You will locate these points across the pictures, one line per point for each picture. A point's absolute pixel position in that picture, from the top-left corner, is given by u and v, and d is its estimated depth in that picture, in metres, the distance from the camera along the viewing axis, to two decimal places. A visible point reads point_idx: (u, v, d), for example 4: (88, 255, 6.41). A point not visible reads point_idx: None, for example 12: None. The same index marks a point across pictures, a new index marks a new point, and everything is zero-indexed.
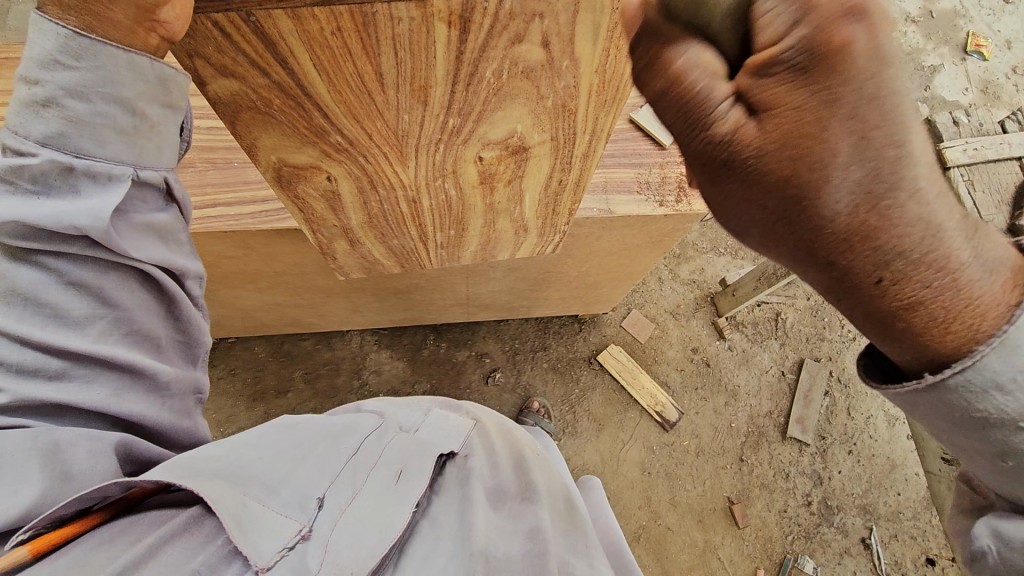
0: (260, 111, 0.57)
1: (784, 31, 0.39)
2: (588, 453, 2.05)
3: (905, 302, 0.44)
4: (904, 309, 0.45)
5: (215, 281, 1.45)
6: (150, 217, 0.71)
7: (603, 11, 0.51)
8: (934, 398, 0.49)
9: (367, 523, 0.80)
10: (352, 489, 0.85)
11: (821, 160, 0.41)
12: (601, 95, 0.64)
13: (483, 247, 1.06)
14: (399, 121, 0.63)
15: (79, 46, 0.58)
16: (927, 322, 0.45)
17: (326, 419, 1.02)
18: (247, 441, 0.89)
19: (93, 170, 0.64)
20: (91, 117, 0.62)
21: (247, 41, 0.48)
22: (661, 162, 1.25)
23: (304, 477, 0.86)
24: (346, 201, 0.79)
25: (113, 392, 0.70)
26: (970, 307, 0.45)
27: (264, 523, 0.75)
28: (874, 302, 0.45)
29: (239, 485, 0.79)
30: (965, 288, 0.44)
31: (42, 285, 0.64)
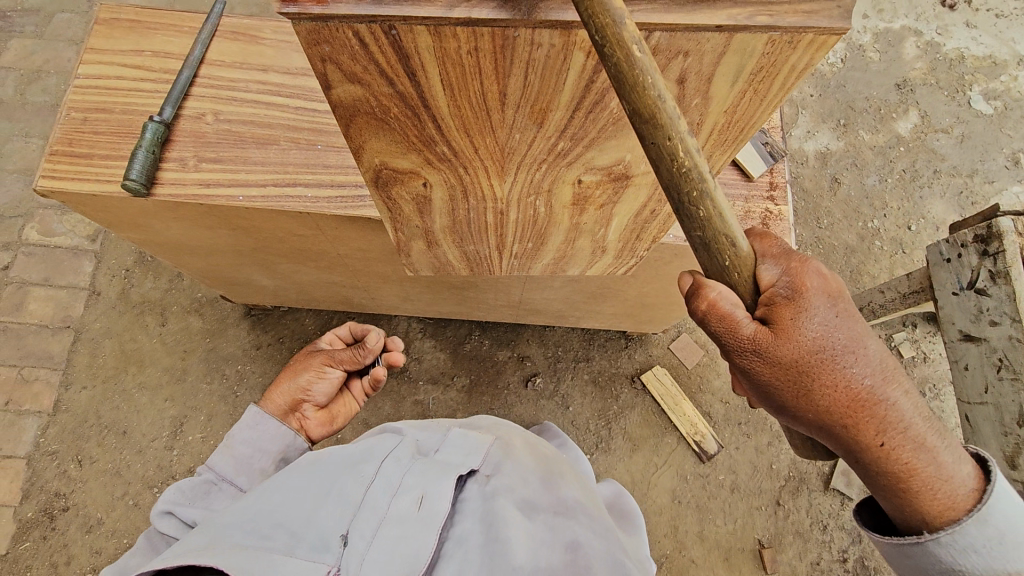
0: (376, 117, 0.56)
1: (774, 279, 0.65)
2: (619, 471, 2.02)
3: (906, 474, 0.64)
4: (897, 476, 0.64)
5: (281, 255, 1.48)
6: None
7: (752, 55, 0.48)
8: (922, 552, 0.67)
9: (392, 555, 0.84)
10: (376, 520, 0.89)
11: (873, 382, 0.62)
12: (722, 135, 0.61)
13: (556, 262, 1.04)
14: (509, 139, 0.61)
15: None
16: (929, 499, 0.64)
17: (347, 446, 1.03)
18: (271, 486, 0.94)
19: None
20: None
21: (382, 52, 0.47)
22: (746, 195, 1.20)
23: (326, 516, 0.89)
24: (435, 206, 0.78)
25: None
26: (950, 480, 0.64)
27: (291, 573, 0.79)
28: (877, 465, 0.65)
29: (261, 542, 0.83)
30: (948, 472, 0.64)
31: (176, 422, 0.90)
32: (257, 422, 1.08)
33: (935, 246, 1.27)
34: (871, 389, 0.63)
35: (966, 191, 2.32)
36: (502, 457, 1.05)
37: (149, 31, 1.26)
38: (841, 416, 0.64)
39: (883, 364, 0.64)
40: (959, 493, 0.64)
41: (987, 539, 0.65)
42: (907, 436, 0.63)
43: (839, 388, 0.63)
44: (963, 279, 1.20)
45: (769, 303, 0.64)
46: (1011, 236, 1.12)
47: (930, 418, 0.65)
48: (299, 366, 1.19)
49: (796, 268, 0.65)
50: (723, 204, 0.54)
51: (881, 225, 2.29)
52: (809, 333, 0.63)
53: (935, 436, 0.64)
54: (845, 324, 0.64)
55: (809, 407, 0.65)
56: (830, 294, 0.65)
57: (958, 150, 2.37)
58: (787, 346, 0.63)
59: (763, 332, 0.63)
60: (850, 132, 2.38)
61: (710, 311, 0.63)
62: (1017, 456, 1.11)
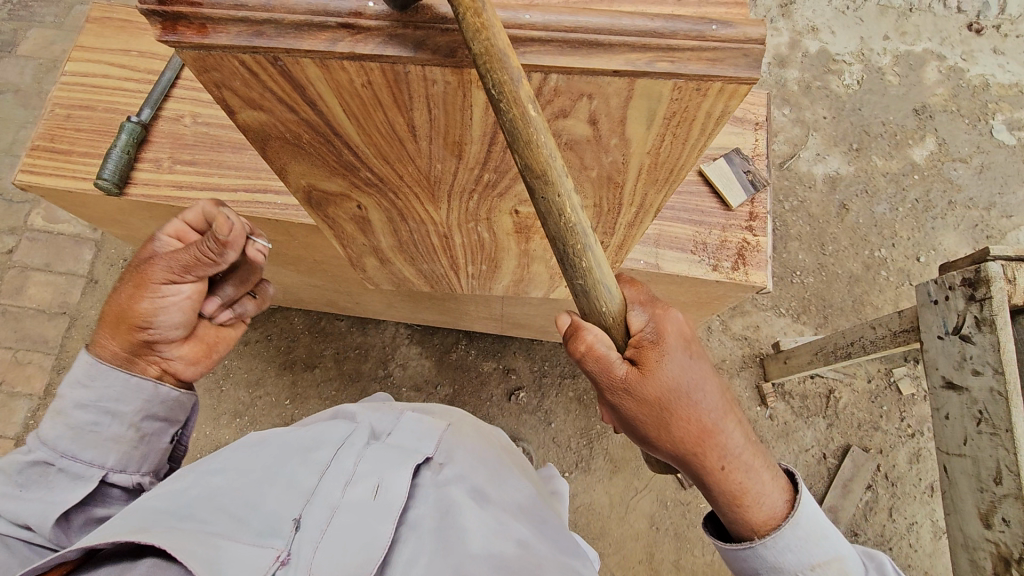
0: (289, 141, 0.55)
1: (643, 322, 0.68)
2: (597, 493, 1.98)
3: (737, 491, 0.75)
4: (731, 493, 0.75)
5: (260, 257, 1.48)
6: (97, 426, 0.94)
7: (660, 99, 0.45)
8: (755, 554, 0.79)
9: (347, 540, 0.86)
10: (330, 506, 0.90)
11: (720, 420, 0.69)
12: (651, 174, 0.58)
13: (515, 284, 1.01)
14: (431, 168, 0.59)
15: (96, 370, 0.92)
16: (752, 508, 0.77)
17: (298, 431, 1.03)
18: (213, 466, 0.93)
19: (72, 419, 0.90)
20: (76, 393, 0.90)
21: (274, 81, 0.45)
22: (724, 223, 1.16)
23: (274, 504, 0.89)
24: (376, 226, 0.76)
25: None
26: (777, 489, 0.77)
27: (239, 555, 0.79)
28: (721, 484, 0.75)
29: (207, 523, 0.83)
30: (767, 486, 0.76)
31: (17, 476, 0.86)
32: (94, 378, 0.92)
33: (923, 286, 1.21)
34: (719, 424, 0.72)
35: (980, 225, 2.23)
36: (453, 442, 1.07)
37: (137, 30, 1.27)
38: (695, 450, 0.71)
39: (727, 400, 0.72)
40: (775, 503, 0.77)
41: (801, 540, 0.78)
42: (743, 458, 0.74)
43: (694, 424, 0.70)
44: (948, 323, 1.14)
45: (638, 348, 0.67)
46: (999, 283, 1.05)
47: (756, 439, 0.77)
48: (127, 292, 0.91)
49: (661, 313, 0.69)
50: (601, 258, 0.57)
51: (888, 255, 2.21)
52: (673, 376, 0.68)
53: (762, 454, 0.76)
54: (701, 364, 0.70)
55: (670, 441, 0.71)
56: (689, 334, 0.71)
57: (975, 181, 2.28)
58: (654, 388, 0.68)
59: (634, 373, 0.67)
60: (862, 157, 2.31)
61: (588, 354, 0.67)
62: (991, 515, 1.06)
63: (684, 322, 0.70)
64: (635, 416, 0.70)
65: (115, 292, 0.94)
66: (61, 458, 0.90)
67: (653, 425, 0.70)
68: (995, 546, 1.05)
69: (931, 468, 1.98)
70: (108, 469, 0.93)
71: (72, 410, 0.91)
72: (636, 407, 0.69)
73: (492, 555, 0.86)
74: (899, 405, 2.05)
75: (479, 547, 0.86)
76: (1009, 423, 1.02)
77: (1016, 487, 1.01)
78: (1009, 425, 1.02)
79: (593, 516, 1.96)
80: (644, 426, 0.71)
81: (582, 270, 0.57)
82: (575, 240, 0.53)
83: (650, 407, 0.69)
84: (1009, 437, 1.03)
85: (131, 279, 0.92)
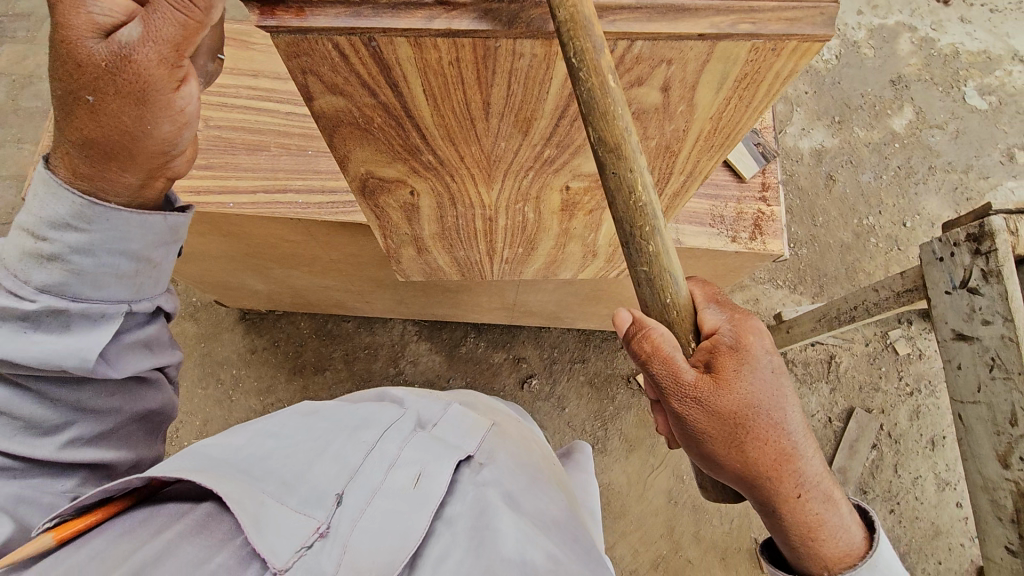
0: (359, 127, 0.56)
1: (718, 326, 0.72)
2: (615, 472, 2.01)
3: (808, 515, 0.75)
4: (800, 517, 0.75)
5: (273, 261, 1.47)
6: (138, 333, 0.79)
7: (735, 62, 0.48)
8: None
9: (382, 529, 0.83)
10: (369, 489, 0.87)
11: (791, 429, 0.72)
12: (708, 140, 0.60)
13: (547, 266, 1.03)
14: (495, 147, 0.60)
15: (92, 212, 0.68)
16: (822, 539, 0.76)
17: (348, 408, 1.05)
18: (267, 432, 0.96)
19: (88, 312, 0.72)
20: (94, 268, 0.70)
21: (363, 63, 0.46)
22: (739, 195, 1.19)
23: (320, 473, 0.89)
24: (423, 213, 0.78)
25: (63, 445, 0.78)
26: (847, 524, 0.76)
27: (280, 521, 0.79)
28: (788, 508, 0.75)
29: (256, 482, 0.84)
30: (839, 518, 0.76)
31: (20, 403, 0.74)
32: (84, 225, 0.68)
33: (927, 244, 1.24)
34: (791, 443, 0.73)
35: (960, 188, 2.32)
36: (496, 445, 1.02)
37: None
38: (765, 464, 0.72)
39: (800, 419, 0.74)
40: (847, 534, 0.77)
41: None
42: (813, 483, 0.75)
43: (766, 441, 0.72)
44: (955, 278, 1.18)
45: (714, 353, 0.71)
46: (1003, 235, 1.11)
47: (826, 468, 0.77)
48: (123, 123, 0.64)
49: (739, 319, 0.73)
50: (670, 245, 0.56)
51: (876, 222, 2.29)
52: (747, 385, 0.70)
53: (831, 483, 0.76)
54: (777, 379, 0.72)
55: (739, 456, 0.72)
56: (767, 351, 0.73)
57: (953, 146, 2.37)
58: (727, 397, 0.70)
59: (705, 380, 0.69)
60: (845, 129, 2.38)
61: (657, 355, 0.69)
62: (1009, 455, 1.12)
63: (762, 337, 0.74)
64: (704, 427, 0.72)
65: (72, 124, 0.64)
66: (66, 299, 0.70)
67: (723, 436, 0.72)
68: (1015, 484, 1.11)
69: (931, 423, 2.06)
70: (129, 302, 0.75)
71: (65, 254, 0.68)
72: (707, 418, 0.71)
73: (523, 561, 0.76)
74: (897, 365, 2.13)
75: (513, 550, 0.77)
76: (1021, 366, 1.08)
77: None
78: (1022, 368, 1.08)
79: (613, 496, 1.98)
80: (712, 437, 0.72)
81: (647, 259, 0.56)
82: (644, 221, 0.52)
83: (722, 417, 0.70)
84: (1022, 379, 1.09)
85: (114, 94, 0.61)
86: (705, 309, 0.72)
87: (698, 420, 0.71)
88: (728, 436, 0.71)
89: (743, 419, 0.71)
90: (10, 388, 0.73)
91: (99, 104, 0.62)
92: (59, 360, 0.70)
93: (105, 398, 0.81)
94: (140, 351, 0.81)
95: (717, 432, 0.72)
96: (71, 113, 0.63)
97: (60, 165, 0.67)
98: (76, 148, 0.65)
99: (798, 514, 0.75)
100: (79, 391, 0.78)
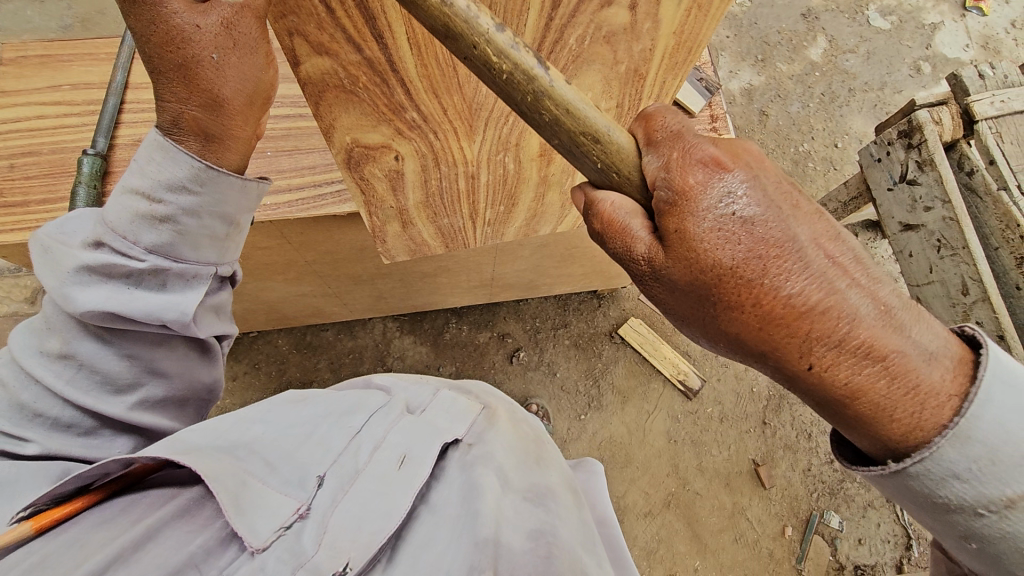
0: (345, 89, 0.57)
1: (657, 174, 0.57)
2: (614, 425, 2.07)
3: (846, 390, 0.55)
4: (842, 397, 0.56)
5: (246, 274, 1.45)
6: (216, 298, 0.83)
7: None
8: (898, 483, 0.57)
9: (364, 510, 0.83)
10: (353, 471, 0.88)
11: (775, 272, 0.55)
12: (672, 59, 0.64)
13: (528, 223, 1.06)
14: (477, 94, 0.63)
15: (206, 176, 0.72)
16: (881, 412, 0.55)
17: (336, 396, 1.06)
18: (252, 416, 0.96)
19: (184, 273, 0.76)
20: (197, 230, 0.74)
21: (349, 17, 0.48)
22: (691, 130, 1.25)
23: (306, 457, 0.90)
24: (408, 179, 0.80)
25: (133, 406, 0.81)
26: (915, 390, 0.54)
27: (263, 501, 0.80)
28: (814, 388, 0.57)
29: (241, 462, 0.84)
30: (898, 371, 0.54)
31: (101, 357, 0.76)
32: (198, 187, 0.72)
33: (865, 149, 1.37)
34: (783, 298, 0.55)
35: (879, 103, 2.47)
36: (485, 428, 1.03)
37: (64, 64, 1.23)
38: (755, 325, 0.56)
39: (791, 269, 0.55)
40: (928, 388, 0.55)
41: (965, 461, 0.55)
42: (836, 351, 0.55)
43: (745, 305, 0.56)
44: (894, 174, 1.30)
45: (659, 212, 0.57)
46: (929, 126, 1.21)
47: (873, 319, 0.55)
48: (240, 75, 0.67)
49: (678, 160, 0.56)
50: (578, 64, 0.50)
51: (811, 148, 2.42)
52: (701, 232, 0.55)
53: (878, 342, 0.54)
54: (744, 222, 0.55)
55: (723, 326, 0.58)
56: (731, 190, 0.56)
57: (866, 67, 2.52)
58: (680, 263, 0.57)
59: (658, 248, 0.58)
60: (769, 65, 2.50)
61: (608, 226, 0.58)
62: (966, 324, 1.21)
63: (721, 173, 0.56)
64: (671, 296, 0.60)
65: (193, 88, 0.66)
66: (168, 259, 0.74)
67: (691, 304, 0.59)
68: None
69: None
70: (215, 267, 0.80)
71: (177, 215, 0.72)
72: (672, 287, 0.59)
73: (500, 542, 0.79)
74: None
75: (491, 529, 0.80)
76: (964, 240, 1.18)
77: (983, 291, 1.16)
78: (965, 241, 1.17)
79: (616, 447, 2.05)
80: (688, 307, 0.60)
81: (551, 119, 0.52)
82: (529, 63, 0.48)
83: (684, 281, 0.58)
84: (967, 252, 1.18)
85: (231, 48, 0.64)
86: (645, 163, 0.58)
87: (670, 293, 0.60)
88: (697, 303, 0.59)
89: (710, 276, 0.56)
90: (93, 342, 0.75)
91: (220, 62, 0.64)
92: (161, 314, 0.75)
93: (174, 361, 0.83)
94: (214, 316, 0.84)
95: (687, 305, 0.59)
96: (194, 75, 0.65)
97: (183, 133, 0.70)
98: (202, 108, 0.68)
99: (823, 392, 0.56)
100: (157, 354, 0.81)
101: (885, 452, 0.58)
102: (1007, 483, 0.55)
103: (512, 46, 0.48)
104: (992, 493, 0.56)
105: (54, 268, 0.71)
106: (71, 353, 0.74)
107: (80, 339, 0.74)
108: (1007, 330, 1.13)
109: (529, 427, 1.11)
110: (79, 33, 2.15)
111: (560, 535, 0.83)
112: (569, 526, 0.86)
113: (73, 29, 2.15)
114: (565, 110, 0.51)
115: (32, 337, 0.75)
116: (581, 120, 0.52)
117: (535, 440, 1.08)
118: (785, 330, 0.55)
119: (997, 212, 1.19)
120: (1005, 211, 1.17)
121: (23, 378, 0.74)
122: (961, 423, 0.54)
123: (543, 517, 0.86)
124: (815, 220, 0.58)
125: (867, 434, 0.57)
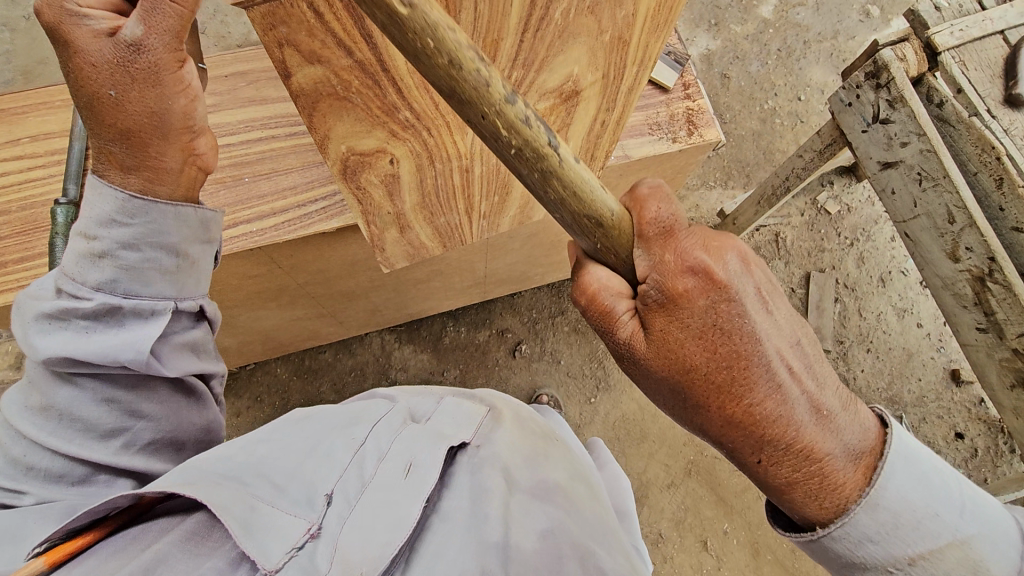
0: (338, 96, 0.56)
1: (646, 277, 0.65)
2: (625, 403, 2.09)
3: (783, 480, 0.65)
4: (781, 485, 0.65)
5: (238, 306, 1.42)
6: (183, 335, 0.79)
7: None
8: (819, 546, 0.66)
9: (373, 521, 0.79)
10: (360, 485, 0.85)
11: (733, 386, 0.64)
12: (656, 18, 0.64)
13: (522, 211, 1.05)
14: None
15: (133, 207, 0.70)
16: (806, 491, 0.64)
17: (339, 409, 1.03)
18: (255, 438, 0.92)
19: (138, 308, 0.73)
20: (140, 263, 0.72)
21: (337, 20, 0.47)
22: (666, 100, 1.24)
23: (312, 473, 0.87)
24: (404, 182, 0.79)
25: (121, 449, 0.76)
26: (831, 478, 0.64)
27: (272, 523, 0.76)
28: (758, 475, 0.67)
29: (248, 486, 0.80)
30: (825, 463, 0.64)
31: (76, 403, 0.72)
32: (128, 218, 0.70)
33: (833, 96, 1.39)
34: (740, 406, 0.64)
35: (836, 51, 2.50)
36: (492, 429, 1.00)
37: (16, 117, 1.19)
38: (728, 430, 0.66)
39: (755, 380, 0.64)
40: (845, 479, 0.64)
41: (875, 526, 0.64)
42: (779, 448, 0.64)
43: (710, 405, 0.65)
44: (867, 116, 1.31)
45: (645, 308, 0.66)
46: (895, 64, 1.24)
47: (808, 422, 0.64)
48: (145, 108, 0.66)
49: (668, 264, 0.64)
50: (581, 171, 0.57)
51: (775, 104, 2.45)
52: (673, 345, 0.65)
53: (813, 442, 0.64)
54: (717, 340, 0.64)
55: (697, 414, 0.67)
56: (710, 308, 0.64)
57: (818, 17, 2.54)
58: (659, 361, 0.66)
59: (638, 337, 0.66)
60: (724, 29, 2.52)
61: (594, 292, 0.67)
62: (958, 250, 1.25)
63: (708, 290, 0.64)
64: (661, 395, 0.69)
65: (102, 125, 0.66)
66: (117, 295, 0.71)
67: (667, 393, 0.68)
68: (969, 272, 1.25)
69: (892, 258, 2.06)
70: (174, 301, 0.76)
71: (114, 249, 0.70)
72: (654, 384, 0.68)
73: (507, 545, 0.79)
74: (833, 224, 2.10)
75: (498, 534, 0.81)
76: (942, 170, 1.20)
77: (968, 217, 1.20)
78: (945, 171, 1.19)
79: (630, 424, 2.06)
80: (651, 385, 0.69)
81: (558, 200, 0.57)
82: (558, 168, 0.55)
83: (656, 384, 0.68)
84: (948, 181, 1.20)
85: (129, 84, 0.64)
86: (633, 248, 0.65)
87: (658, 386, 0.68)
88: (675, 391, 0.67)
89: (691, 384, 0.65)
90: (70, 389, 0.72)
91: (120, 98, 0.64)
92: (115, 353, 0.70)
93: (157, 402, 0.79)
94: (188, 354, 0.80)
95: (665, 387, 0.68)
96: (98, 112, 0.65)
97: (106, 167, 0.70)
98: (115, 142, 0.68)
99: (765, 474, 0.66)
100: (136, 396, 0.77)
101: (808, 519, 0.66)
102: (910, 544, 0.64)
103: (527, 119, 0.50)
104: (896, 553, 0.64)
105: (23, 320, 0.71)
106: (50, 404, 0.72)
107: (56, 390, 0.72)
108: (997, 251, 1.18)
109: (536, 424, 1.10)
110: (21, 86, 2.07)
111: (570, 533, 0.84)
112: (577, 521, 0.87)
113: (14, 83, 2.08)
114: (572, 192, 0.57)
115: (20, 395, 0.74)
116: (585, 200, 0.58)
117: (542, 437, 1.06)
118: (745, 435, 0.65)
119: (971, 138, 1.22)
120: (979, 136, 1.21)
121: (14, 434, 0.72)
122: (868, 495, 0.64)
123: (552, 513, 0.86)
124: (780, 334, 0.67)
125: (795, 508, 0.66)
